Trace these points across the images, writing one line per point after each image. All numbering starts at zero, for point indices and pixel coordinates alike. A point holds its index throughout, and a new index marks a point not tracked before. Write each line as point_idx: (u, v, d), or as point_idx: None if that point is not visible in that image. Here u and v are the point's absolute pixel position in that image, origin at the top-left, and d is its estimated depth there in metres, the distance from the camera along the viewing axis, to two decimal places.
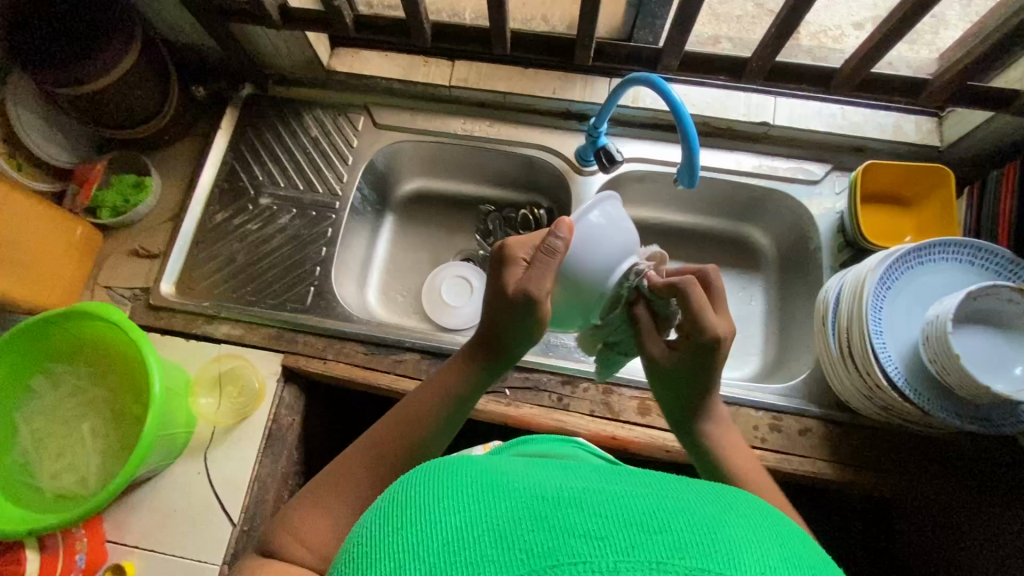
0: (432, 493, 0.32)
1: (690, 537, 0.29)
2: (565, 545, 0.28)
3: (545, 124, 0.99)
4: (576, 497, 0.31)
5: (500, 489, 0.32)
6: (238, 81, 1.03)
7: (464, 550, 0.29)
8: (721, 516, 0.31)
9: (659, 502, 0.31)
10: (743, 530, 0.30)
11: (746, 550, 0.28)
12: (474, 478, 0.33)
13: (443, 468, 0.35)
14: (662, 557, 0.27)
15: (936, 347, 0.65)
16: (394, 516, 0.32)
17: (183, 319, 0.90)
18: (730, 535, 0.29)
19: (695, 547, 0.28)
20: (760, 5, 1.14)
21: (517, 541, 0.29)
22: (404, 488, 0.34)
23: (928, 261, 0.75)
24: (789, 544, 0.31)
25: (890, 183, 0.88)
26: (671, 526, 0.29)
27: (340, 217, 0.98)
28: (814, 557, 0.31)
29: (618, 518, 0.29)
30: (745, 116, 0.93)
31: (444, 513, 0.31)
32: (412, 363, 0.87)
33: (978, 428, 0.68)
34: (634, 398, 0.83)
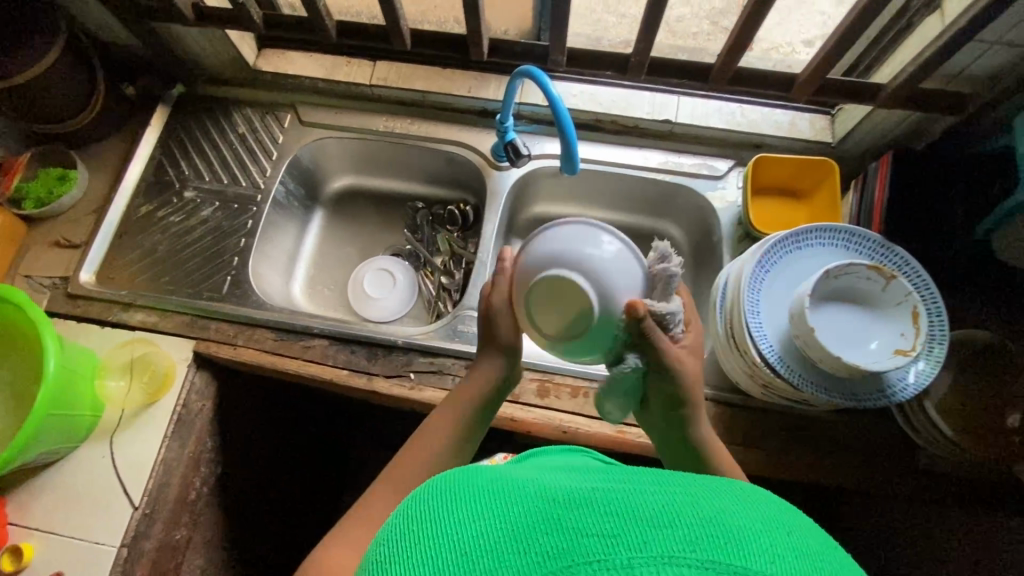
0: (446, 506, 0.38)
1: (699, 530, 0.33)
2: (578, 545, 0.32)
3: (462, 122, 1.03)
4: (584, 498, 0.36)
5: (512, 500, 0.37)
6: (169, 81, 1.06)
7: (481, 556, 0.34)
8: (729, 509, 0.35)
9: (666, 499, 0.35)
10: (748, 520, 0.34)
11: (748, 538, 0.33)
12: (485, 488, 0.39)
13: (461, 480, 0.40)
14: (673, 551, 0.31)
15: (797, 322, 0.68)
16: (411, 531, 0.37)
17: (100, 307, 0.92)
18: (733, 525, 0.34)
19: (705, 539, 0.32)
20: (715, 23, 1.22)
21: (534, 544, 0.33)
22: (426, 499, 0.40)
23: (804, 245, 0.78)
24: (793, 533, 0.35)
25: (783, 176, 0.92)
26: (680, 521, 0.33)
27: (262, 211, 1.00)
28: (816, 541, 0.35)
29: (627, 517, 0.33)
30: (648, 114, 0.98)
31: (461, 523, 0.36)
32: (321, 348, 0.89)
33: (845, 402, 0.71)
34: (533, 380, 0.85)
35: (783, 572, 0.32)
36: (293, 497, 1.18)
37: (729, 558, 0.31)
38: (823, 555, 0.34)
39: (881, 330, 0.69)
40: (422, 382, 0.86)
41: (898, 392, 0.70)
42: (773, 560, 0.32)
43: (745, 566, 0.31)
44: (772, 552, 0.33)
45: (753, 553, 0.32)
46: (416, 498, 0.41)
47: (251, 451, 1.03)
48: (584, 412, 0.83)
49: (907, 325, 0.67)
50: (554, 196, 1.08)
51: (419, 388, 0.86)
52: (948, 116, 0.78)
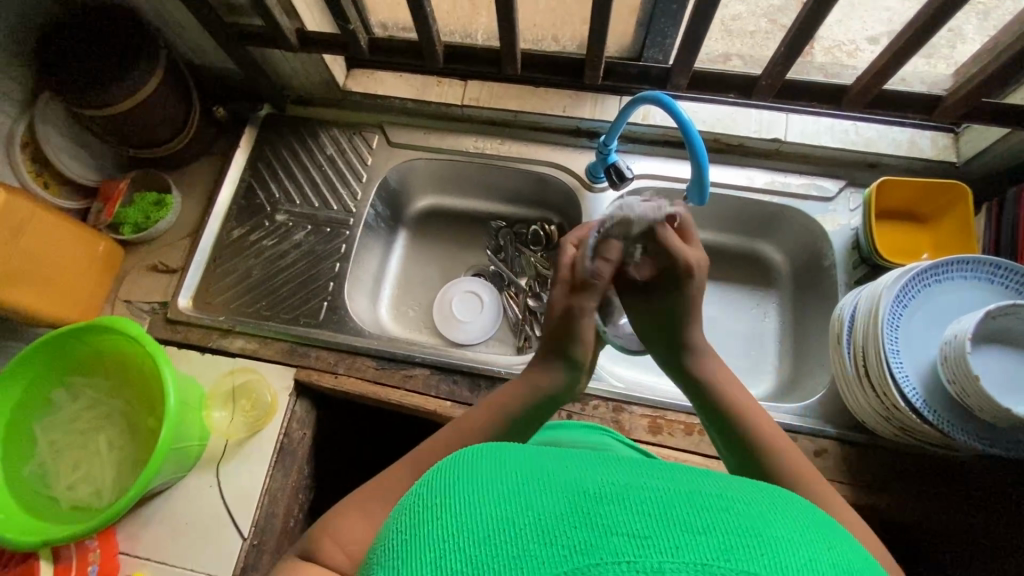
0: (472, 486, 0.33)
1: (737, 539, 0.28)
2: (607, 544, 0.28)
3: (555, 142, 1.00)
4: (619, 494, 0.31)
5: (541, 487, 0.32)
6: (258, 102, 1.06)
7: (508, 545, 0.29)
8: (766, 518, 0.31)
9: (701, 501, 0.31)
10: (784, 529, 0.30)
11: (791, 553, 0.28)
12: (514, 473, 0.34)
13: (485, 463, 0.36)
14: (708, 559, 0.27)
15: (954, 367, 0.64)
16: (430, 508, 0.33)
17: (199, 333, 0.92)
18: (775, 535, 0.29)
19: (744, 550, 0.28)
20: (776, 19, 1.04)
21: (560, 538, 0.29)
22: (449, 479, 0.35)
23: (945, 279, 0.73)
24: (833, 548, 0.30)
25: (906, 200, 0.87)
26: (714, 529, 0.29)
27: (355, 235, 1.00)
28: (857, 559, 0.31)
29: (661, 518, 0.29)
30: (756, 133, 0.93)
31: (482, 505, 0.31)
32: (422, 378, 0.87)
33: (999, 451, 0.67)
34: (644, 416, 0.82)
35: None
36: None
37: (769, 571, 0.27)
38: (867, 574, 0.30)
39: None
40: None
41: None
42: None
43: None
44: (820, 570, 0.28)
45: (797, 567, 0.28)
46: (440, 475, 0.36)
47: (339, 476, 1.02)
48: (700, 451, 0.79)
49: None
50: None
51: None
52: None
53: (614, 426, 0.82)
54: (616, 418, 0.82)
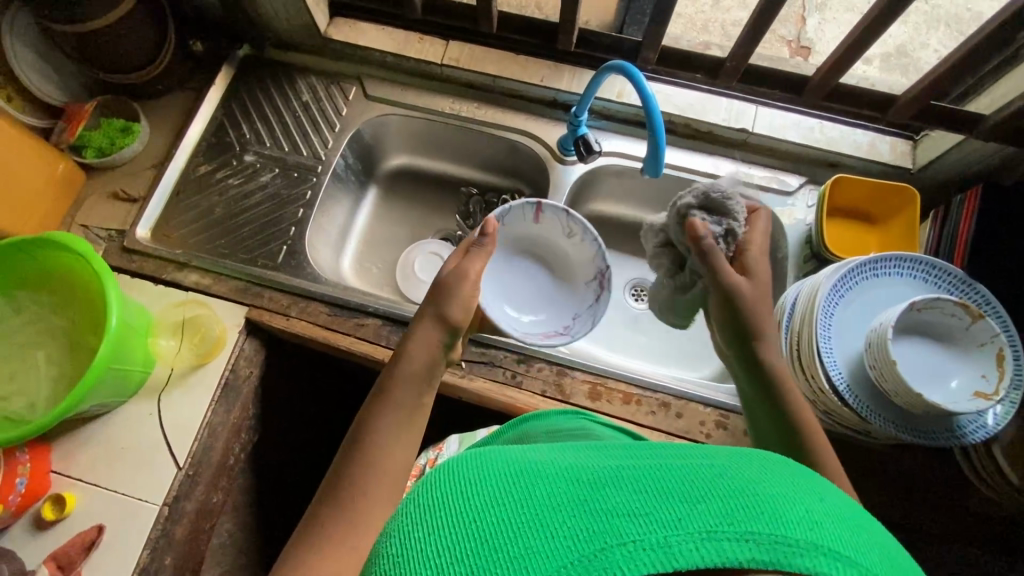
0: (468, 501, 0.36)
1: (733, 502, 0.31)
2: (609, 528, 0.31)
3: (530, 111, 1.01)
4: (612, 481, 0.34)
5: (532, 489, 0.35)
6: (237, 41, 1.05)
7: (505, 548, 0.32)
8: (768, 482, 0.33)
9: (692, 473, 0.34)
10: (780, 488, 0.33)
11: (785, 505, 0.31)
12: (505, 479, 0.37)
13: (476, 474, 0.39)
14: (711, 525, 0.30)
15: (876, 353, 0.67)
16: (423, 532, 0.36)
17: (155, 264, 0.92)
18: (773, 493, 0.32)
19: (743, 511, 0.30)
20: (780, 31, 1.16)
21: (562, 527, 0.32)
22: (439, 501, 0.38)
23: (882, 275, 0.76)
24: (826, 499, 0.33)
25: (858, 199, 0.89)
26: (711, 494, 0.32)
27: (321, 182, 1.00)
28: (849, 505, 0.34)
29: (657, 495, 0.32)
30: (725, 121, 0.95)
31: (478, 515, 0.35)
32: (373, 327, 0.88)
33: (912, 438, 0.70)
34: (585, 382, 0.84)
35: (829, 540, 0.30)
36: None
37: (771, 528, 0.30)
38: (860, 520, 0.33)
39: (958, 367, 0.67)
40: (473, 371, 0.84)
41: (969, 434, 0.68)
42: (817, 525, 0.31)
43: (787, 536, 0.29)
44: (813, 519, 0.31)
45: (793, 519, 0.31)
46: (432, 497, 0.39)
47: (286, 422, 1.03)
48: (636, 420, 0.82)
49: (988, 367, 0.65)
50: (611, 195, 1.06)
51: (469, 377, 0.84)
52: None
53: (555, 390, 0.84)
54: (558, 382, 0.84)
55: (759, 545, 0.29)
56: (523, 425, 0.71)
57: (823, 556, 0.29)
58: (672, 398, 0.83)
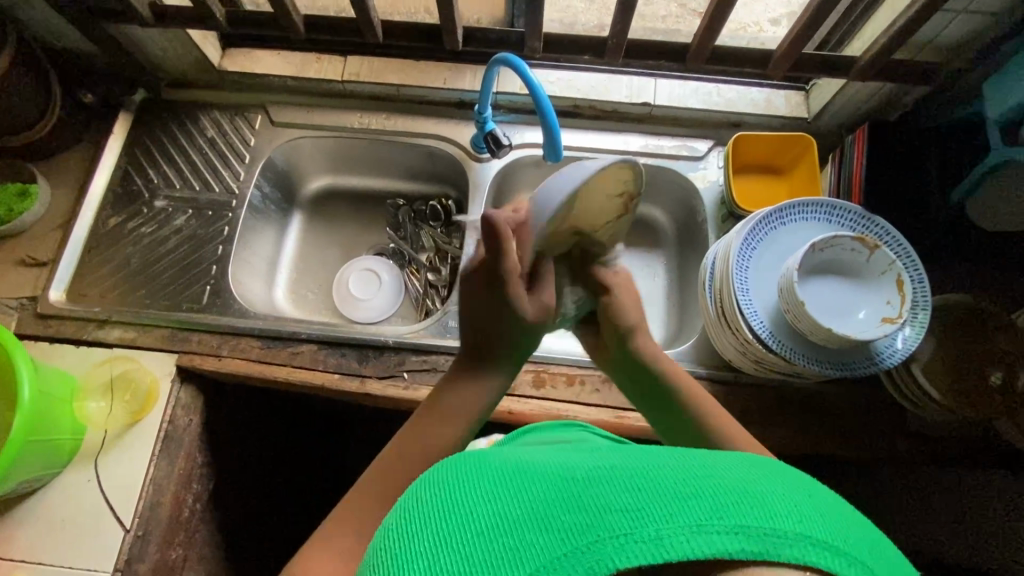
0: (467, 490, 0.35)
1: (725, 494, 0.30)
2: (603, 521, 0.30)
3: (439, 114, 1.01)
4: (607, 475, 0.33)
5: (528, 481, 0.34)
6: (131, 86, 1.03)
7: (501, 539, 0.31)
8: (757, 473, 0.33)
9: (687, 467, 0.32)
10: (774, 481, 0.32)
11: (778, 499, 0.31)
12: (501, 472, 0.36)
13: (475, 472, 0.37)
14: (702, 519, 0.29)
15: (787, 296, 0.69)
16: (415, 529, 0.35)
17: (73, 325, 0.88)
18: (765, 487, 0.31)
19: (734, 506, 0.30)
20: (684, 4, 1.13)
21: (555, 523, 0.31)
22: (439, 490, 0.37)
23: (789, 222, 0.79)
24: (819, 494, 0.32)
25: (762, 154, 0.93)
26: (705, 489, 0.30)
27: (237, 216, 0.98)
28: (839, 499, 0.33)
29: (650, 488, 0.31)
30: (627, 97, 0.97)
31: (474, 507, 0.34)
32: (309, 354, 0.86)
33: (837, 373, 0.72)
34: (529, 372, 0.85)
35: (816, 533, 0.29)
36: (291, 512, 1.14)
37: (760, 521, 0.29)
38: (850, 513, 0.32)
39: (868, 299, 0.70)
40: (416, 380, 0.84)
41: (885, 358, 0.71)
42: (806, 518, 0.30)
43: (777, 527, 0.29)
44: (806, 514, 0.30)
45: (784, 512, 0.30)
46: (431, 487, 0.38)
47: (243, 463, 1.01)
48: (582, 401, 0.83)
49: (892, 293, 0.68)
50: (535, 186, 1.08)
51: (413, 387, 0.84)
52: (921, 85, 0.80)
53: None
54: None
55: (751, 539, 0.29)
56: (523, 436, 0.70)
57: (811, 547, 0.29)
58: None
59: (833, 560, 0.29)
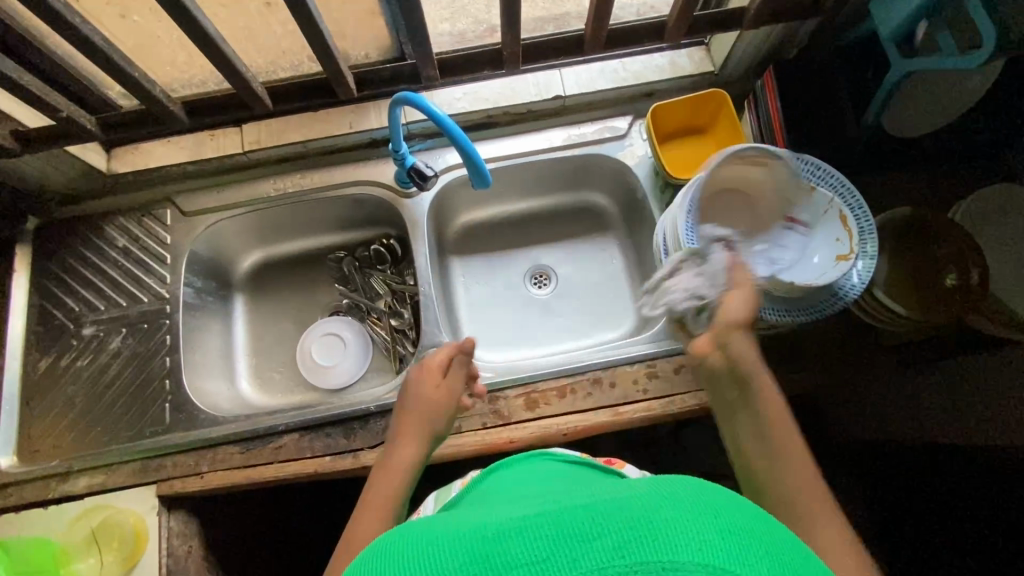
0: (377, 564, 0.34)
1: (626, 532, 0.31)
2: None
3: (355, 160, 0.98)
4: (516, 528, 0.33)
5: (436, 544, 0.33)
6: (18, 217, 0.94)
7: None
8: (660, 499, 0.33)
9: (592, 510, 0.33)
10: (675, 507, 0.32)
11: (681, 527, 0.31)
12: (415, 539, 0.35)
13: (390, 542, 0.36)
14: (604, 564, 0.29)
15: (743, 260, 0.70)
16: None
17: (34, 487, 0.82)
18: (667, 517, 0.31)
19: (635, 544, 0.30)
20: None
21: None
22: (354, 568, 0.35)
23: (725, 182, 0.80)
24: (723, 512, 0.33)
25: (681, 118, 0.93)
26: (608, 531, 0.31)
27: (176, 321, 0.92)
28: (743, 513, 0.34)
29: (557, 538, 0.31)
30: (537, 96, 0.96)
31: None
32: (293, 443, 0.83)
33: (805, 318, 0.74)
34: (518, 396, 0.84)
35: (716, 558, 0.30)
36: None
37: (660, 556, 0.29)
38: (754, 528, 0.33)
39: None
40: None
41: (847, 293, 0.73)
42: (707, 544, 0.30)
43: (677, 561, 0.29)
44: (707, 539, 0.30)
45: (685, 542, 0.30)
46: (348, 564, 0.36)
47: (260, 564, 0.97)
48: (578, 409, 0.83)
49: None
50: (468, 205, 1.09)
51: None
52: (812, 18, 0.81)
53: (494, 416, 0.83)
54: (493, 408, 0.83)
55: None
56: (491, 475, 0.66)
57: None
58: (601, 371, 0.85)
59: None
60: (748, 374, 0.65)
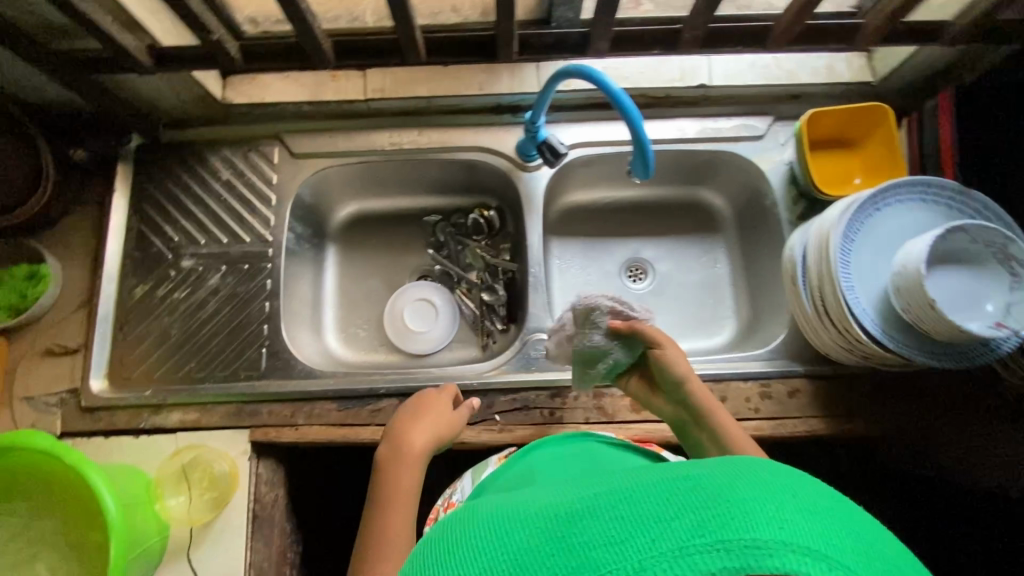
0: (461, 553, 0.35)
1: (705, 511, 0.30)
2: (587, 561, 0.30)
3: (476, 123, 0.92)
4: (587, 506, 0.33)
5: (513, 529, 0.35)
6: (123, 133, 0.90)
7: None
8: (729, 479, 0.33)
9: (664, 485, 0.33)
10: (748, 487, 0.32)
11: (757, 505, 0.30)
12: (491, 526, 0.36)
13: (468, 530, 0.37)
14: (682, 544, 0.29)
15: (909, 296, 0.66)
16: None
17: (125, 415, 0.81)
18: (744, 497, 0.31)
19: (711, 522, 0.30)
20: None
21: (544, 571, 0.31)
22: (438, 554, 0.37)
23: (884, 207, 0.75)
24: (798, 492, 0.32)
25: (835, 128, 0.87)
26: (684, 509, 0.31)
27: (278, 266, 0.89)
28: (820, 491, 0.33)
29: (630, 518, 0.31)
30: (679, 80, 0.90)
31: (466, 564, 0.34)
32: (391, 409, 0.81)
33: (953, 364, 0.71)
34: (626, 396, 0.81)
35: (794, 534, 0.29)
36: None
37: (739, 533, 0.29)
38: (833, 506, 0.32)
39: (989, 289, 0.67)
40: (511, 422, 0.80)
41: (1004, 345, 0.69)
42: (784, 523, 0.29)
43: (756, 538, 0.29)
44: (785, 518, 0.30)
45: (762, 520, 0.30)
46: (432, 552, 0.38)
47: (326, 517, 0.97)
48: None
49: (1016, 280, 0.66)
50: (580, 185, 1.03)
51: (509, 430, 0.80)
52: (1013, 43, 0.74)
53: (598, 413, 0.81)
54: (598, 404, 0.81)
55: (732, 554, 0.28)
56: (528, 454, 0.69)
57: (789, 553, 0.28)
58: (711, 383, 0.83)
59: (819, 566, 0.28)
60: (707, 409, 0.69)
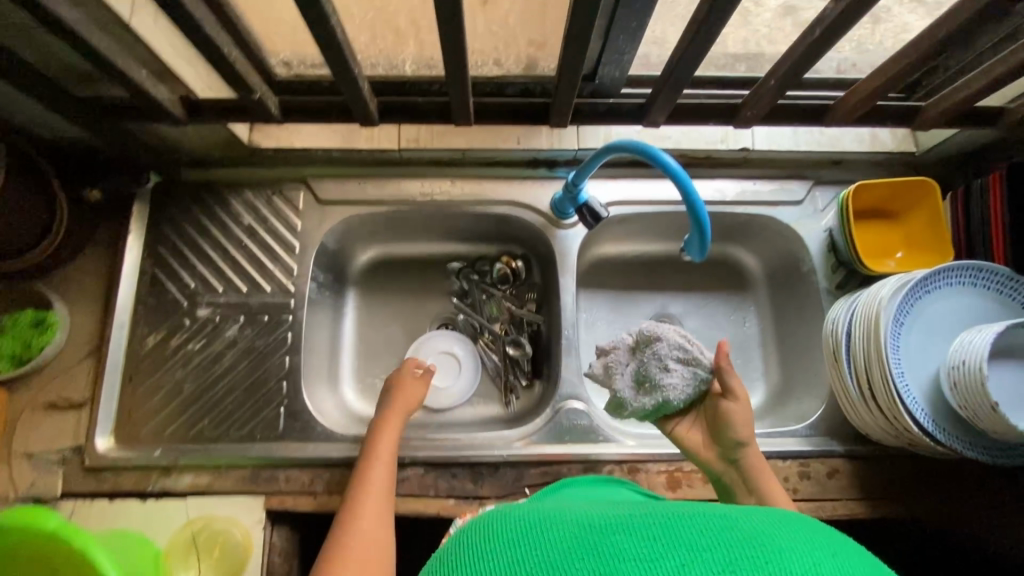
0: (487, 544, 0.35)
1: (739, 550, 0.30)
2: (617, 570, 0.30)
3: (510, 176, 0.90)
4: (622, 525, 0.33)
5: (546, 528, 0.34)
6: (140, 171, 0.86)
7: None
8: (769, 525, 0.32)
9: (702, 518, 0.32)
10: (787, 535, 0.31)
11: (796, 554, 0.30)
12: (522, 521, 0.36)
13: (497, 522, 0.37)
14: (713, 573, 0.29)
15: (968, 394, 0.64)
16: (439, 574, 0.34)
17: (132, 476, 0.76)
18: (782, 543, 0.31)
19: (743, 559, 0.29)
20: None
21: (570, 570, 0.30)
22: (463, 541, 0.37)
23: (933, 290, 0.73)
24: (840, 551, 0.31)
25: (878, 199, 0.86)
26: (720, 544, 0.30)
27: (299, 318, 0.85)
28: (858, 555, 0.32)
29: (667, 540, 0.31)
30: (722, 142, 0.89)
31: (493, 558, 0.33)
32: (416, 478, 0.77)
33: (1003, 459, 0.69)
34: (661, 473, 0.78)
35: None
36: None
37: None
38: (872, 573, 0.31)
39: None
40: None
41: None
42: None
43: None
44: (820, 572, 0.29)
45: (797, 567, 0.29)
46: (454, 543, 0.38)
47: None
48: None
49: None
50: (611, 239, 1.00)
51: None
52: None
53: None
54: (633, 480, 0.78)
55: None
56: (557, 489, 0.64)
57: None
58: None
59: None
60: (761, 474, 0.68)
